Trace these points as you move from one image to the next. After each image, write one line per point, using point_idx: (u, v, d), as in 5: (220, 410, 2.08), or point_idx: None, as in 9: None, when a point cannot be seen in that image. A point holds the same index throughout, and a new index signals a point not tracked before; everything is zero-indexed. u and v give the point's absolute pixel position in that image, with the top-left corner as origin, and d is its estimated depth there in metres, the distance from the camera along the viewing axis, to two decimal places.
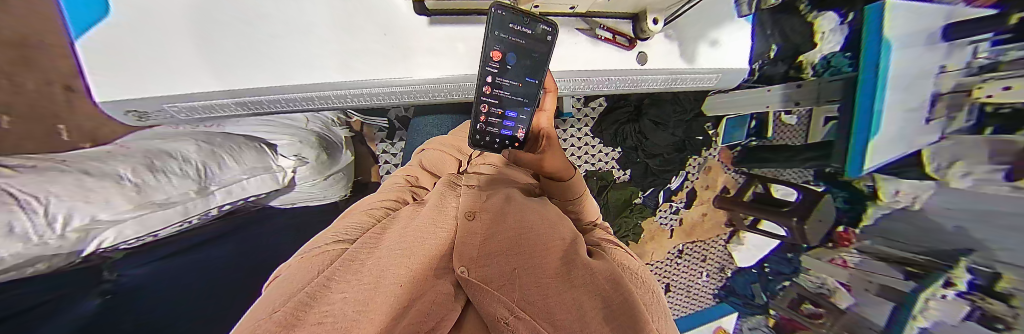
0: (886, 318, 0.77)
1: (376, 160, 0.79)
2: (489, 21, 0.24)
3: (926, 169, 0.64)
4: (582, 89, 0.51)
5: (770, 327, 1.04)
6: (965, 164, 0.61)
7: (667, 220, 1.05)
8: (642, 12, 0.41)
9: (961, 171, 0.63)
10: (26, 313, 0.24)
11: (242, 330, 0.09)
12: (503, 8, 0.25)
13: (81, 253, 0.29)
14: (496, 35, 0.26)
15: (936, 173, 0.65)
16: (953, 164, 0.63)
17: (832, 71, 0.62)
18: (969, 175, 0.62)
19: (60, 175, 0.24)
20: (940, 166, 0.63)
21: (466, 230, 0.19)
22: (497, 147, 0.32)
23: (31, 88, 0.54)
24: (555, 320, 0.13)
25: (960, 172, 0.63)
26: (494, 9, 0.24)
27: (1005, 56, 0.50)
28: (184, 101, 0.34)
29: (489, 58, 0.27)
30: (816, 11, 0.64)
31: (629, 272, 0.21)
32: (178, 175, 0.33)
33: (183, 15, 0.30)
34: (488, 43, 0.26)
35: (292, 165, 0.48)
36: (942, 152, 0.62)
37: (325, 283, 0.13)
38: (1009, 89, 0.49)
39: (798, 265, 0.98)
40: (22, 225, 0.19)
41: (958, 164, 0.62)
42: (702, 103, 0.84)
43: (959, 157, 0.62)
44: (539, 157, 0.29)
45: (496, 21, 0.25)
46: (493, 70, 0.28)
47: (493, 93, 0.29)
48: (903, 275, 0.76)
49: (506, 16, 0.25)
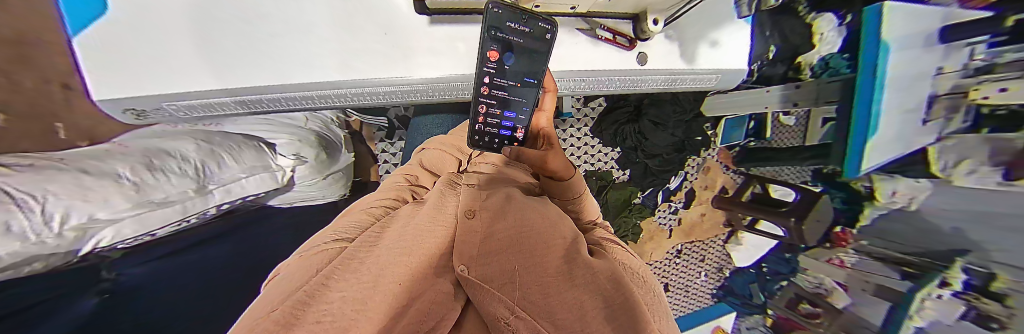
0: (882, 318, 0.78)
1: (375, 159, 0.79)
2: (485, 19, 0.24)
3: (932, 169, 0.65)
4: (583, 89, 0.51)
5: (768, 327, 1.04)
6: (972, 163, 0.61)
7: (667, 220, 1.06)
8: (642, 12, 0.41)
9: (967, 170, 0.62)
10: (23, 313, 0.24)
11: (240, 329, 0.09)
12: (499, 5, 0.24)
13: (78, 253, 0.29)
14: (492, 34, 0.26)
15: (942, 172, 0.65)
16: (960, 163, 0.63)
17: (830, 72, 0.63)
18: (973, 174, 0.62)
19: (59, 174, 0.24)
20: (946, 165, 0.64)
21: (466, 229, 0.19)
22: (496, 148, 0.32)
23: (29, 87, 0.53)
24: (555, 320, 0.13)
25: (965, 171, 0.63)
26: (491, 6, 0.24)
27: (1001, 58, 0.51)
28: (182, 100, 0.34)
29: (486, 58, 0.27)
30: (816, 12, 0.64)
31: (630, 272, 0.21)
32: (178, 174, 0.33)
33: (182, 14, 0.30)
34: (485, 42, 0.26)
35: (292, 164, 0.48)
36: (948, 151, 0.62)
37: (324, 281, 0.13)
38: (1005, 91, 0.50)
39: (796, 265, 0.97)
40: (19, 224, 0.19)
41: (965, 163, 0.62)
42: (702, 103, 0.83)
43: (966, 154, 0.62)
44: (542, 154, 0.29)
45: (491, 18, 0.25)
46: (490, 70, 0.28)
47: (492, 93, 0.29)
48: (899, 275, 0.77)
49: (504, 14, 0.25)
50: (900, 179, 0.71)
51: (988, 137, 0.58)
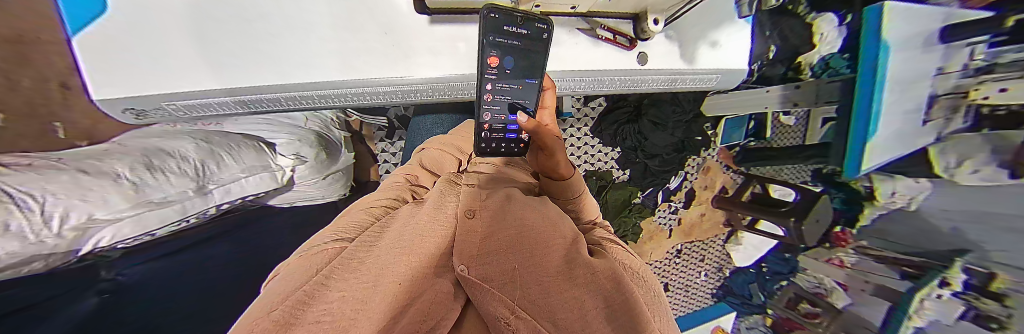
0: (880, 318, 0.80)
1: (375, 159, 0.79)
2: (483, 26, 0.24)
3: (934, 169, 0.66)
4: (582, 89, 0.51)
5: (769, 327, 1.03)
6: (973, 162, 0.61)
7: (667, 220, 1.06)
8: (642, 12, 0.41)
9: (973, 170, 0.62)
10: (22, 312, 0.24)
11: (240, 329, 0.08)
12: (494, 10, 0.24)
13: (78, 252, 0.29)
14: (489, 39, 0.26)
15: (945, 172, 0.65)
16: (962, 163, 0.63)
17: (830, 73, 0.63)
18: (977, 172, 0.62)
19: (57, 174, 0.24)
20: (949, 165, 0.64)
21: (466, 229, 0.19)
22: (504, 152, 0.32)
23: (27, 86, 0.53)
24: (555, 319, 0.13)
25: (969, 171, 0.62)
26: (488, 10, 0.24)
27: (1000, 58, 0.51)
28: (182, 100, 0.34)
29: (486, 63, 0.27)
30: (816, 12, 0.64)
31: (630, 272, 0.21)
32: (177, 174, 0.33)
33: (180, 13, 0.29)
34: (485, 48, 0.26)
35: (291, 164, 0.48)
36: (948, 151, 0.63)
37: (324, 282, 0.13)
38: (1005, 91, 0.50)
39: (795, 265, 0.98)
40: (18, 223, 0.19)
41: (967, 163, 0.62)
42: (702, 104, 0.83)
43: (968, 153, 0.61)
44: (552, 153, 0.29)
45: (487, 24, 0.25)
46: (491, 76, 0.28)
47: (496, 98, 0.29)
48: (899, 274, 0.78)
49: (499, 18, 0.25)
50: (899, 179, 0.72)
51: (989, 136, 0.58)
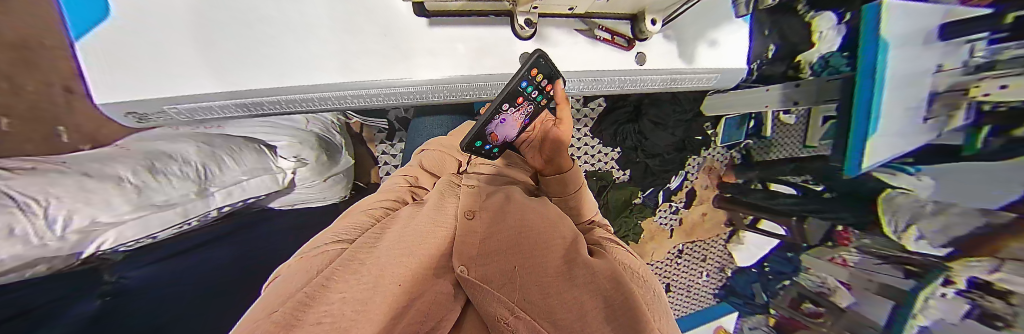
0: (886, 317, 0.75)
1: (376, 161, 0.80)
2: (530, 58, 0.28)
3: (883, 228, 0.70)
4: (582, 90, 0.51)
5: (770, 327, 1.02)
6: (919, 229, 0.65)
7: (667, 220, 1.06)
8: (641, 12, 0.42)
9: (920, 234, 0.65)
10: (32, 312, 0.24)
11: (242, 329, 0.09)
12: (541, 55, 0.29)
13: (79, 255, 0.29)
14: (525, 72, 0.29)
15: (896, 233, 0.68)
16: (910, 229, 0.66)
17: (830, 71, 0.61)
18: (921, 239, 0.65)
19: (62, 177, 0.24)
20: (897, 229, 0.67)
21: (467, 230, 0.19)
22: (482, 154, 0.33)
23: (30, 90, 0.54)
24: (555, 319, 0.13)
25: (916, 237, 0.66)
26: (536, 54, 0.28)
27: (1001, 55, 0.48)
28: (184, 103, 0.34)
29: (514, 84, 0.29)
30: (814, 11, 0.65)
31: (629, 272, 0.21)
32: (179, 177, 0.34)
33: (183, 16, 0.30)
34: (520, 75, 0.28)
35: (292, 166, 0.49)
36: (900, 211, 0.66)
37: (324, 282, 0.13)
38: (1006, 88, 0.46)
39: (798, 264, 0.96)
40: (22, 228, 0.19)
41: (918, 225, 0.64)
42: (702, 104, 0.84)
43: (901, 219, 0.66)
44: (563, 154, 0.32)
45: (532, 61, 0.29)
46: (508, 101, 0.30)
47: (499, 118, 0.31)
48: (903, 273, 0.73)
49: (540, 61, 0.29)
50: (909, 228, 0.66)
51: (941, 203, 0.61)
